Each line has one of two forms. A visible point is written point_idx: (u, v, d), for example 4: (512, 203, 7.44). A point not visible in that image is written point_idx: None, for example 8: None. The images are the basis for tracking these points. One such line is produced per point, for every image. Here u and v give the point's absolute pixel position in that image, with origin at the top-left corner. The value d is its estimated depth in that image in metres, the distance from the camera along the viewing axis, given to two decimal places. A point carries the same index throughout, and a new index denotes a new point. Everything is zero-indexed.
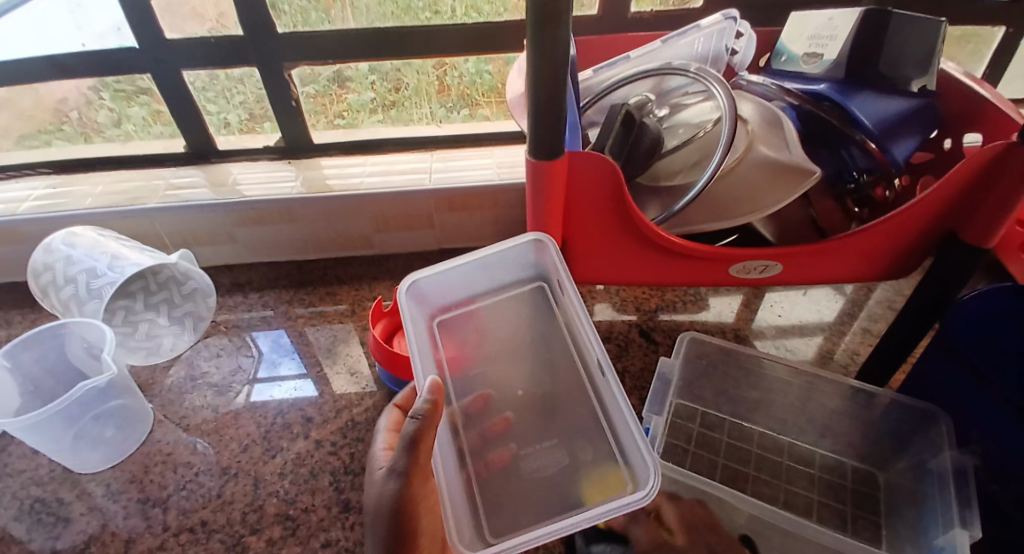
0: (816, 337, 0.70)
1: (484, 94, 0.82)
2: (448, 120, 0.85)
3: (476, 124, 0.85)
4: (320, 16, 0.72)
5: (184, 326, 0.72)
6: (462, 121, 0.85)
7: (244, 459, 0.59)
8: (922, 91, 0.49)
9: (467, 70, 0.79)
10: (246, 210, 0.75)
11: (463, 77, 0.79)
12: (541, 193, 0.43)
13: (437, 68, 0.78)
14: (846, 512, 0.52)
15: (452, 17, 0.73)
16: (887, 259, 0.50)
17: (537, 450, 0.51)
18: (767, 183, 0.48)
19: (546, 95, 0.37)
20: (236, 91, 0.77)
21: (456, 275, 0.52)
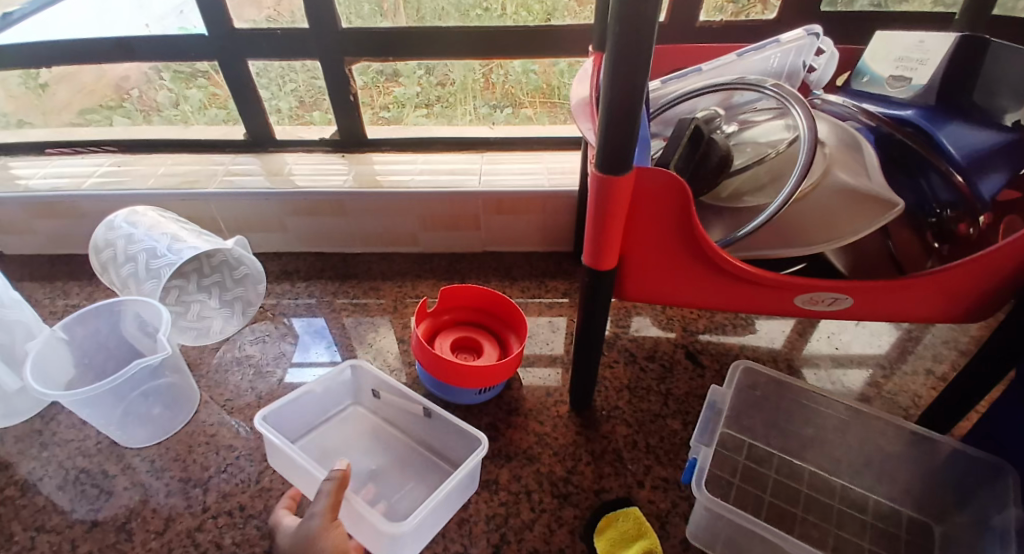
0: (875, 371, 0.66)
1: (529, 94, 0.81)
2: (495, 121, 0.84)
3: (522, 124, 0.84)
4: (373, 10, 0.72)
5: (233, 310, 0.73)
6: (506, 120, 0.84)
7: None
8: (1016, 125, 0.45)
9: (513, 70, 0.77)
10: (299, 200, 0.76)
11: (510, 76, 0.78)
12: (603, 207, 0.42)
13: (483, 68, 0.77)
14: None
15: (502, 16, 0.73)
16: (967, 301, 0.47)
17: (403, 494, 0.55)
18: (844, 212, 0.45)
19: (622, 102, 0.35)
20: (289, 79, 0.78)
21: (293, 408, 0.58)
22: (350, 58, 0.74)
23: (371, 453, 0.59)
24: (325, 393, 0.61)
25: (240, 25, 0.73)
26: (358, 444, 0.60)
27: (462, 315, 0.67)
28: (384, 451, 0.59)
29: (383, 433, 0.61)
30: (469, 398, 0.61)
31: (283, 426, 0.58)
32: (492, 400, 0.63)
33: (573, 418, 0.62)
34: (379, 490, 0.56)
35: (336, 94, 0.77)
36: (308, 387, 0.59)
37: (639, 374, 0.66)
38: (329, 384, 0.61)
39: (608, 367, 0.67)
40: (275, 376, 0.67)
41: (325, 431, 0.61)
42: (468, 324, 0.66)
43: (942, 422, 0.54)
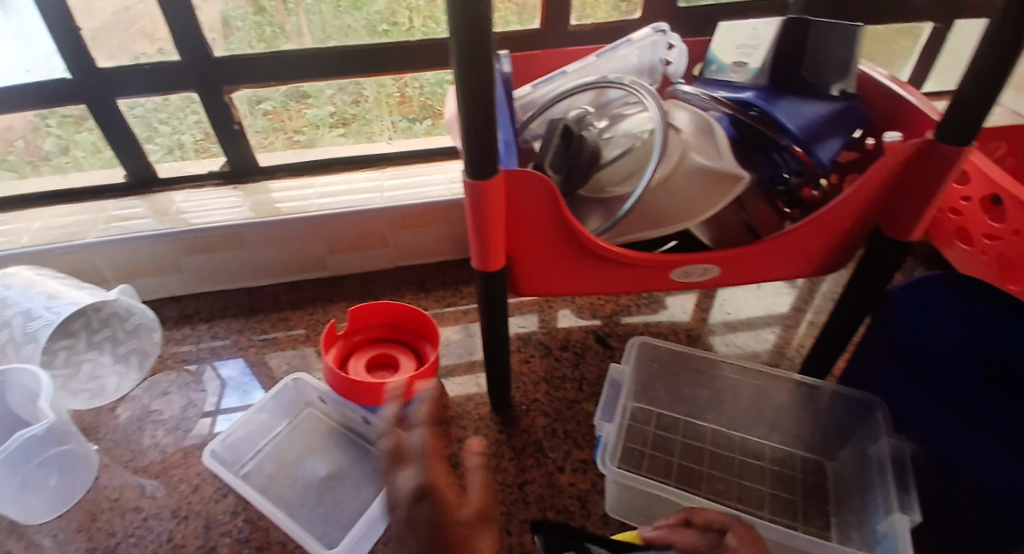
0: (764, 331, 0.72)
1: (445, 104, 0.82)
2: (410, 133, 0.85)
3: (438, 136, 0.85)
4: (275, 32, 0.71)
5: (129, 364, 0.70)
6: (425, 133, 0.85)
7: (194, 500, 0.57)
8: (842, 94, 0.52)
9: (426, 81, 0.78)
10: (191, 239, 0.74)
11: (424, 88, 0.79)
12: (480, 215, 0.43)
13: (396, 81, 0.78)
14: (796, 503, 0.53)
15: (409, 29, 0.73)
16: (820, 256, 0.52)
17: (351, 498, 0.55)
18: (700, 191, 0.49)
19: (477, 108, 0.37)
20: (189, 111, 0.76)
21: (241, 430, 0.58)
22: (246, 85, 0.73)
23: (321, 459, 0.59)
24: (268, 409, 0.61)
25: (120, 60, 0.70)
26: (309, 450, 0.59)
27: (374, 334, 0.65)
28: (335, 455, 0.59)
29: (334, 438, 0.61)
30: None
31: (232, 450, 0.58)
32: None
33: (494, 418, 0.63)
34: (326, 497, 0.55)
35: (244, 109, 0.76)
36: (256, 406, 0.59)
37: (554, 365, 0.69)
38: (271, 401, 0.61)
39: (524, 362, 0.69)
40: (182, 427, 0.64)
41: (275, 441, 0.60)
42: (383, 343, 0.65)
43: (819, 367, 0.60)
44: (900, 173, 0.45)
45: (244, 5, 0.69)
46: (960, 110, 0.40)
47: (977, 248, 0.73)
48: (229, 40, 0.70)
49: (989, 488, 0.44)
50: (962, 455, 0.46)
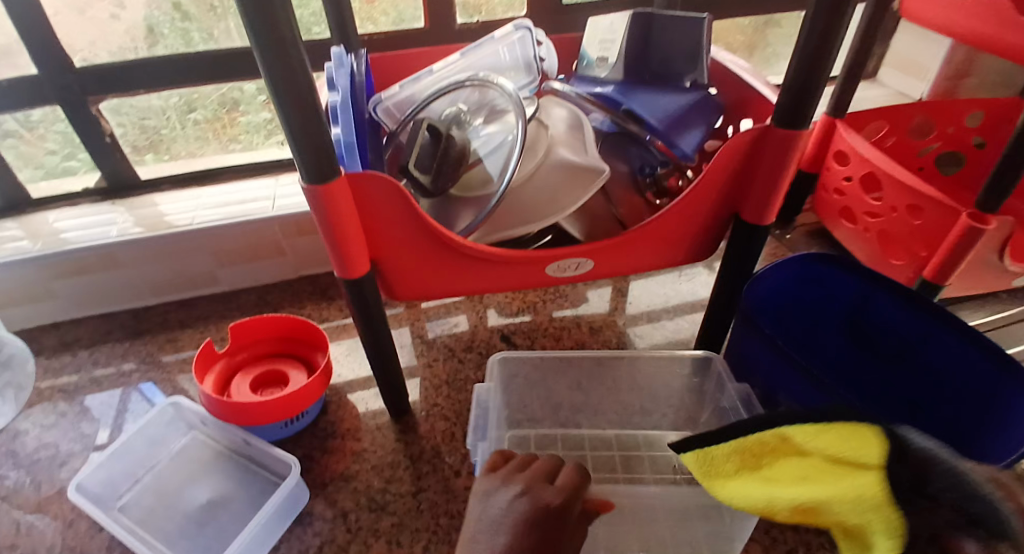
0: (662, 320, 0.74)
1: None
2: None
3: None
4: (203, 36, 0.69)
5: (3, 397, 0.66)
6: None
7: (68, 536, 0.54)
8: (695, 84, 0.53)
9: None
10: (65, 261, 0.70)
11: None
12: (328, 220, 0.41)
13: None
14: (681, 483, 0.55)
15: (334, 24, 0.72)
16: (688, 242, 0.54)
17: (235, 521, 0.53)
18: (562, 184, 0.50)
19: (295, 109, 0.35)
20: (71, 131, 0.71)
21: (114, 462, 0.55)
22: (134, 91, 0.69)
23: (205, 483, 0.56)
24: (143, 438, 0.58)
25: (35, 70, 0.66)
26: (192, 474, 0.57)
27: (261, 350, 0.63)
28: (220, 477, 0.57)
29: (220, 459, 0.58)
30: (275, 432, 0.59)
31: (105, 483, 0.54)
32: (306, 429, 0.62)
33: (392, 426, 0.62)
34: (209, 522, 0.53)
35: (171, 115, 0.74)
36: (127, 435, 0.56)
37: (456, 368, 0.68)
38: (144, 429, 0.58)
39: (427, 366, 0.69)
40: (55, 462, 0.61)
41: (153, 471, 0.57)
42: (269, 359, 0.63)
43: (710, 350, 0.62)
44: (745, 159, 0.47)
45: (169, 11, 0.67)
46: (794, 98, 0.41)
47: (861, 226, 0.76)
48: (155, 46, 0.68)
49: None
50: None
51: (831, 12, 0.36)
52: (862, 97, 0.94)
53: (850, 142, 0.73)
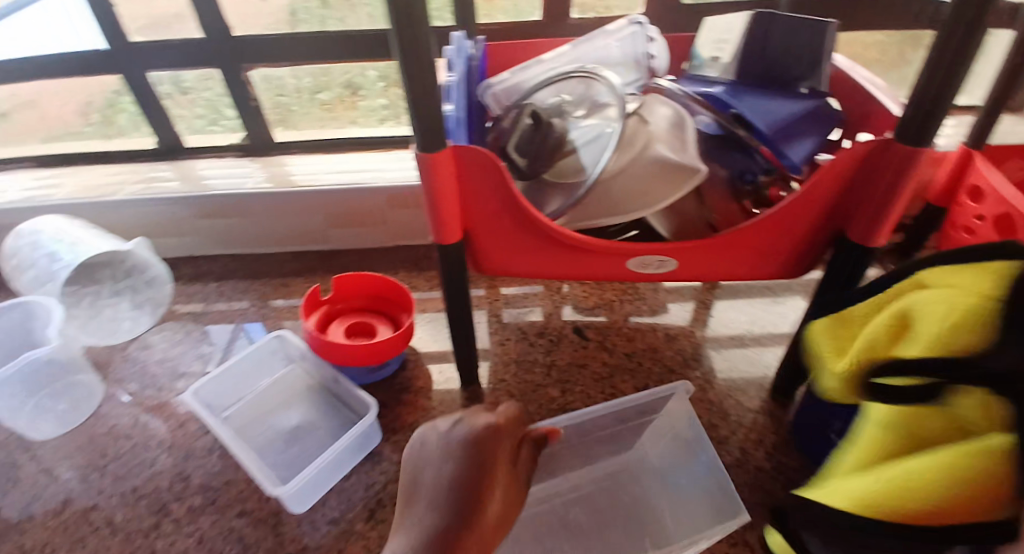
0: (745, 338, 0.72)
1: None
2: None
3: None
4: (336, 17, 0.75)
5: (144, 310, 0.78)
6: None
7: (178, 433, 0.62)
8: (812, 92, 0.51)
9: None
10: (206, 203, 0.80)
11: None
12: (432, 187, 0.45)
13: None
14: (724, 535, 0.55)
15: None
16: (784, 257, 0.52)
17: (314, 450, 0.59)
18: (656, 181, 0.51)
19: (417, 88, 0.39)
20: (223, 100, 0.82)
21: (226, 379, 0.63)
22: (278, 62, 0.78)
23: (294, 412, 0.63)
24: (252, 363, 0.65)
25: (191, 34, 0.75)
26: (285, 403, 0.64)
27: (354, 304, 0.68)
28: (307, 410, 0.63)
29: (309, 394, 0.65)
30: (360, 375, 0.65)
31: (216, 395, 0.62)
32: (383, 380, 0.67)
33: (461, 393, 0.65)
34: (292, 446, 0.59)
35: (302, 94, 0.83)
36: (242, 355, 0.64)
37: (527, 349, 0.71)
38: (251, 355, 0.64)
39: (499, 343, 0.71)
40: (177, 373, 0.70)
41: (254, 394, 0.65)
42: (360, 313, 0.68)
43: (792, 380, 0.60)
44: (854, 172, 0.45)
45: None
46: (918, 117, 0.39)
47: None
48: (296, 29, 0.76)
49: None
50: None
51: (961, 39, 0.35)
52: (1014, 131, 0.84)
53: (990, 178, 0.64)
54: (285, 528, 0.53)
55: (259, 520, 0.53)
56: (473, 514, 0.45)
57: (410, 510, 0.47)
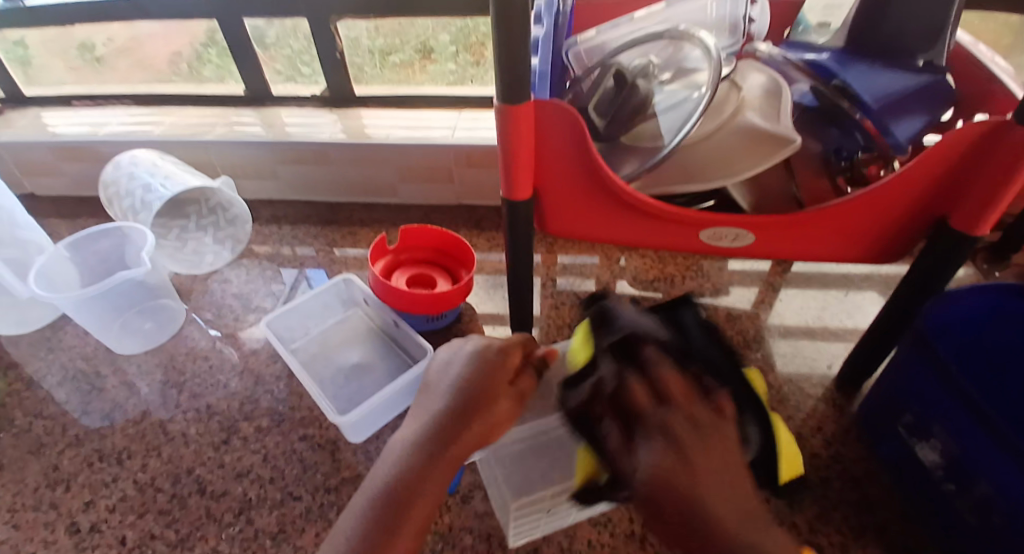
0: (813, 326, 0.68)
1: None
2: None
3: None
4: None
5: (224, 246, 0.82)
6: None
7: (250, 360, 0.66)
8: (928, 65, 0.48)
9: None
10: (286, 149, 0.83)
11: None
12: (509, 142, 0.45)
13: None
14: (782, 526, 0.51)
15: None
16: (870, 240, 0.50)
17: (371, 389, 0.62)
18: (740, 150, 0.49)
19: (507, 44, 0.39)
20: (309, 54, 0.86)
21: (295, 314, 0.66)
22: (364, 15, 0.79)
23: (356, 352, 0.65)
24: (318, 302, 0.68)
25: None
26: (347, 342, 0.66)
27: (419, 255, 0.70)
28: (367, 351, 0.66)
29: (369, 336, 0.67)
30: (420, 323, 0.66)
31: (285, 328, 0.66)
32: (440, 330, 0.68)
33: None
34: (350, 383, 0.62)
35: (375, 55, 0.86)
36: (310, 293, 0.67)
37: (583, 316, 0.70)
38: (319, 295, 0.68)
39: (555, 307, 0.71)
40: (250, 306, 0.75)
41: (318, 332, 0.68)
42: (424, 263, 0.69)
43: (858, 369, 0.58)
44: (968, 156, 0.42)
45: None
46: None
47: None
48: None
49: (1008, 503, 0.40)
50: (984, 473, 0.41)
51: None
52: None
53: None
54: (343, 455, 0.56)
55: (319, 445, 0.57)
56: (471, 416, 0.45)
57: (412, 414, 0.47)
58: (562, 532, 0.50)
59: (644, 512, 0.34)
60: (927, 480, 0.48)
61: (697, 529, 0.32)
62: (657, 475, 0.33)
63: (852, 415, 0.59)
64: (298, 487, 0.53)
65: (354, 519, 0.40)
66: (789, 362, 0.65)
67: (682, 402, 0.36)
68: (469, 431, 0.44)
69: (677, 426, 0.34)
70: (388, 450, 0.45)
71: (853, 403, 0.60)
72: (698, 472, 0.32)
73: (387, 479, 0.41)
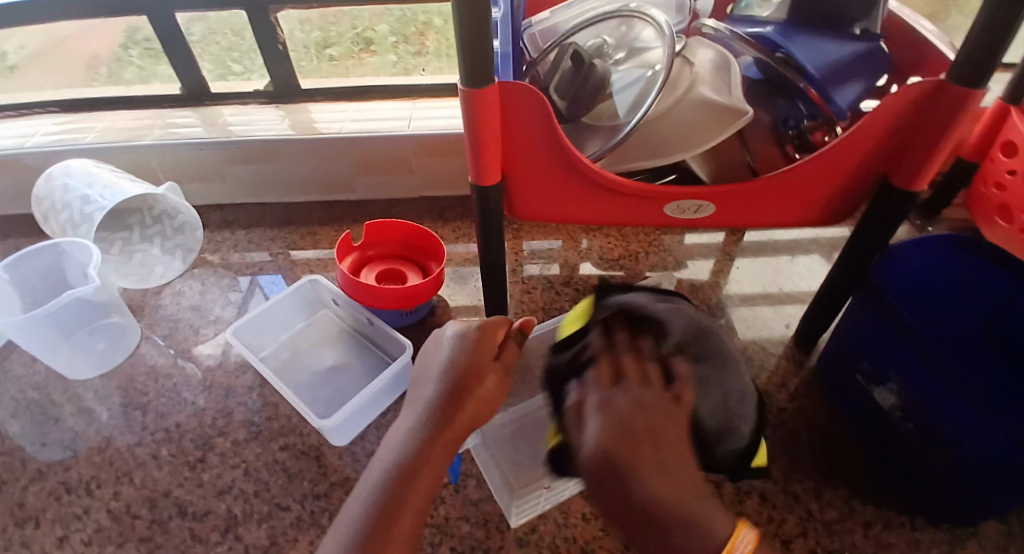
0: (773, 291, 0.72)
1: None
2: None
3: None
4: None
5: (175, 257, 0.78)
6: None
7: (218, 373, 0.64)
8: (864, 34, 0.51)
9: None
10: (235, 149, 0.80)
11: None
12: (477, 126, 0.45)
13: None
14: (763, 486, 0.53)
15: None
16: (822, 202, 0.53)
17: (350, 388, 0.61)
18: (698, 124, 0.51)
19: (470, 25, 0.39)
20: (248, 48, 0.82)
21: (262, 320, 0.64)
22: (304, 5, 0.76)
23: (331, 353, 0.64)
24: (288, 306, 0.67)
25: None
26: (321, 344, 0.65)
27: (388, 250, 0.69)
28: (342, 351, 0.65)
29: (342, 336, 0.66)
30: (395, 319, 0.66)
31: (253, 336, 0.64)
32: (413, 324, 0.68)
33: None
34: (328, 384, 0.61)
35: (311, 50, 0.84)
36: (278, 296, 0.65)
37: (554, 298, 0.71)
38: (287, 298, 0.66)
39: (526, 292, 0.72)
40: (212, 317, 0.72)
41: (288, 336, 0.66)
42: (393, 257, 0.68)
43: (813, 325, 0.62)
44: (910, 116, 0.45)
45: None
46: (974, 61, 0.39)
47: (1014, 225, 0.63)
48: None
49: (969, 441, 0.44)
50: (944, 416, 0.45)
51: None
52: None
53: None
54: (328, 460, 0.55)
55: (301, 453, 0.56)
56: (462, 398, 0.46)
57: (409, 401, 0.49)
58: (557, 510, 0.51)
59: (594, 481, 0.39)
60: (886, 422, 0.52)
61: (639, 500, 0.36)
62: (607, 451, 0.38)
63: (811, 368, 0.63)
64: (286, 497, 0.53)
65: (363, 500, 0.42)
66: (753, 327, 0.67)
67: (638, 383, 0.41)
68: (465, 407, 0.46)
69: (635, 413, 0.39)
70: (389, 435, 0.47)
71: (810, 357, 0.64)
72: (646, 452, 0.37)
73: (389, 463, 0.43)
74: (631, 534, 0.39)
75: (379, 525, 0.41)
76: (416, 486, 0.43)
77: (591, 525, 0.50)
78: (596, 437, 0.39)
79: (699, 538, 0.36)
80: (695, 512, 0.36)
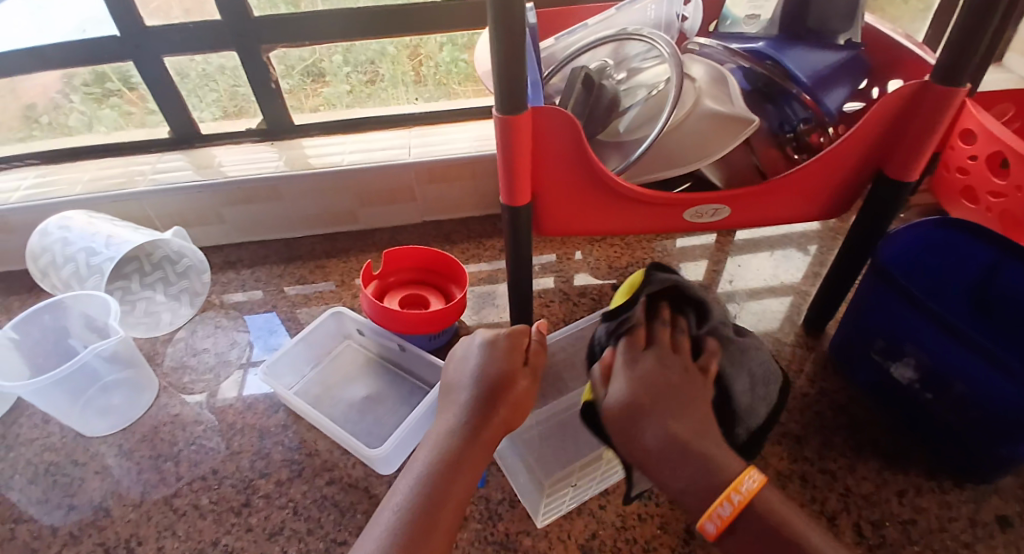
0: (777, 284, 0.76)
1: (461, 82, 0.87)
2: (468, 94, 0.88)
3: (485, 98, 0.89)
4: None
5: (181, 301, 0.77)
6: (474, 95, 0.88)
7: (248, 415, 0.63)
8: (848, 43, 0.56)
9: (442, 60, 0.83)
10: (233, 190, 0.79)
11: (439, 66, 0.84)
12: (510, 148, 0.47)
13: (412, 59, 0.83)
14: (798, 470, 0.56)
15: None
16: (824, 196, 0.57)
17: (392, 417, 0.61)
18: (711, 133, 0.54)
19: (507, 58, 0.41)
20: (209, 88, 0.81)
21: (291, 357, 0.64)
22: (293, 42, 0.76)
23: (363, 384, 0.65)
24: (316, 341, 0.67)
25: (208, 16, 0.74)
26: (353, 375, 0.66)
27: (407, 276, 0.70)
28: (375, 381, 0.65)
29: (372, 365, 0.67)
30: (422, 344, 0.66)
31: (285, 374, 0.64)
32: (440, 346, 0.69)
33: None
34: (367, 415, 0.61)
35: (266, 89, 0.80)
36: (304, 331, 0.64)
37: (572, 309, 0.74)
38: (313, 333, 0.66)
39: (545, 306, 0.74)
40: (228, 361, 0.70)
41: (316, 371, 0.66)
42: (413, 283, 0.69)
43: (822, 312, 0.66)
44: (902, 111, 0.49)
45: None
46: (953, 55, 0.43)
47: (982, 205, 0.69)
48: (302, 5, 0.75)
49: (980, 401, 0.49)
50: (959, 377, 0.50)
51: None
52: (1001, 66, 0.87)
53: (981, 119, 0.65)
54: (377, 489, 0.56)
55: (350, 486, 0.56)
56: (496, 405, 0.46)
57: (442, 409, 0.48)
58: (614, 513, 0.53)
59: (617, 426, 0.45)
60: (905, 393, 0.56)
61: (661, 440, 0.43)
62: (635, 398, 0.45)
63: (823, 351, 0.67)
64: (341, 532, 0.52)
65: (405, 491, 0.42)
66: (764, 319, 0.71)
67: (671, 351, 0.48)
68: (499, 412, 0.46)
69: (659, 372, 0.46)
70: (422, 442, 0.46)
71: (821, 341, 0.68)
72: (673, 399, 0.44)
73: (429, 464, 0.43)
74: (657, 475, 0.44)
75: (425, 526, 0.40)
76: (457, 481, 0.42)
77: (650, 523, 0.52)
78: (621, 391, 0.46)
79: (712, 470, 0.42)
80: (700, 450, 0.42)
